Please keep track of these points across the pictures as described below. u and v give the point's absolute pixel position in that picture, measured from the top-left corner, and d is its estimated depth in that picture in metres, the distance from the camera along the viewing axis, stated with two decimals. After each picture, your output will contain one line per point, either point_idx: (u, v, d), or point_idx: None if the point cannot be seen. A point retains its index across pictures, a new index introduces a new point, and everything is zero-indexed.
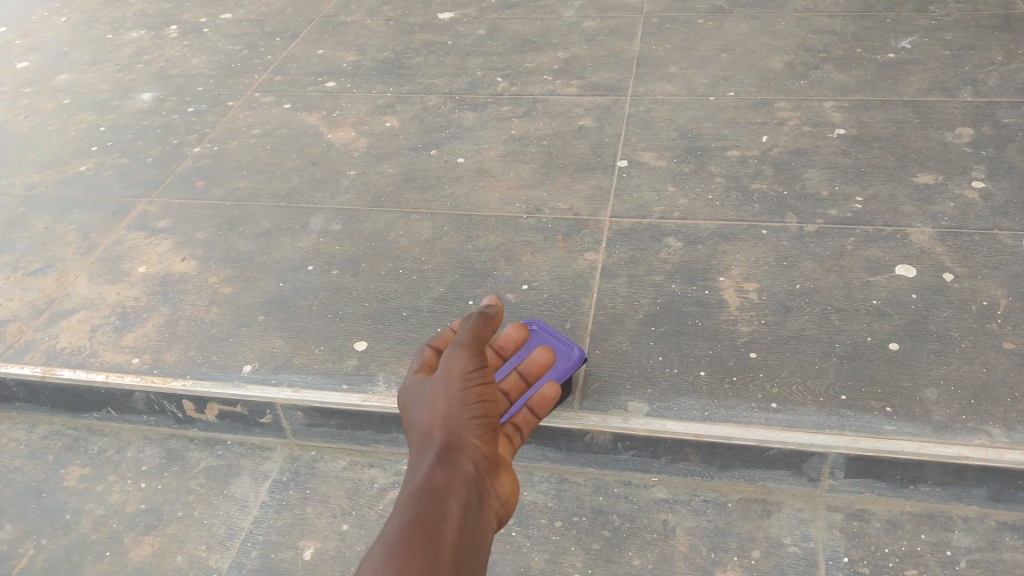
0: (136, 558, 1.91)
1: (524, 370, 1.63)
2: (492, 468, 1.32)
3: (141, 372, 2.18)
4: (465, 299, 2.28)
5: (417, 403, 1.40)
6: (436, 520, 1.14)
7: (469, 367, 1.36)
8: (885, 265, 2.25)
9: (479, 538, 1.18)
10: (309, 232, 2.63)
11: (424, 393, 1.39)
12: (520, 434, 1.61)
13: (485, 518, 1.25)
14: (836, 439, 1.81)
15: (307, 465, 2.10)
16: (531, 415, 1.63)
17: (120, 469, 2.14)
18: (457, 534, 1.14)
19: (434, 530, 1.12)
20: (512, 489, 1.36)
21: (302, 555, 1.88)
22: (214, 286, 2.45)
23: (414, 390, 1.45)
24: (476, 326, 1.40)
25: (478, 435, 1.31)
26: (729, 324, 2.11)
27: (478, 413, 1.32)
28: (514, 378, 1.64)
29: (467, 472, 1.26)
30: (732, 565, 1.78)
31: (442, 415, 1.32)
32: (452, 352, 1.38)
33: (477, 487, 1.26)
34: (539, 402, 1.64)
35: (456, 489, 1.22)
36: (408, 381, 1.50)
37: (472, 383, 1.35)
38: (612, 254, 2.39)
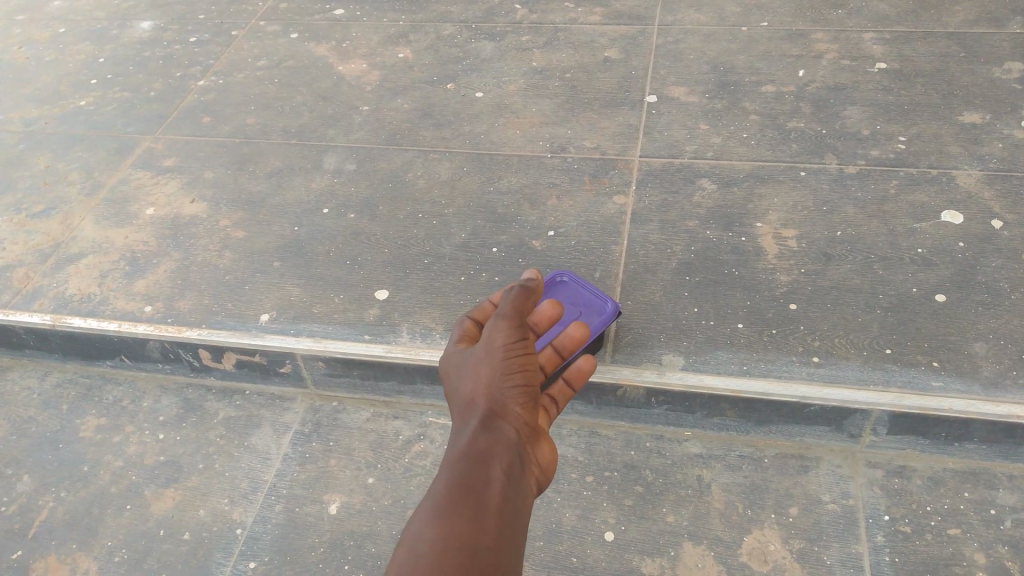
0: (158, 512, 1.87)
1: (559, 344, 1.52)
2: (534, 435, 1.25)
3: (154, 321, 2.10)
4: (489, 245, 2.18)
5: (458, 372, 1.32)
6: (479, 486, 1.08)
7: (512, 338, 1.28)
8: (930, 211, 2.14)
9: (522, 505, 1.11)
10: (324, 172, 2.51)
11: (467, 362, 1.32)
12: (557, 406, 1.48)
13: (527, 486, 1.18)
14: (881, 396, 1.73)
15: (329, 417, 2.04)
16: (567, 387, 1.50)
17: (137, 420, 2.08)
18: (501, 500, 1.07)
19: (478, 496, 1.06)
20: (553, 458, 1.28)
21: (327, 510, 1.83)
22: (226, 229, 2.35)
23: (456, 359, 1.37)
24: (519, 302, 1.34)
25: (520, 402, 1.24)
26: (767, 274, 2.02)
27: (520, 382, 1.24)
28: (548, 353, 1.54)
29: (510, 436, 1.20)
30: (769, 523, 1.74)
31: (484, 381, 1.24)
32: (494, 324, 1.31)
33: (520, 453, 1.19)
34: (575, 373, 1.51)
35: (499, 454, 1.15)
36: (449, 349, 1.43)
37: (515, 354, 1.27)
38: (643, 197, 2.28)
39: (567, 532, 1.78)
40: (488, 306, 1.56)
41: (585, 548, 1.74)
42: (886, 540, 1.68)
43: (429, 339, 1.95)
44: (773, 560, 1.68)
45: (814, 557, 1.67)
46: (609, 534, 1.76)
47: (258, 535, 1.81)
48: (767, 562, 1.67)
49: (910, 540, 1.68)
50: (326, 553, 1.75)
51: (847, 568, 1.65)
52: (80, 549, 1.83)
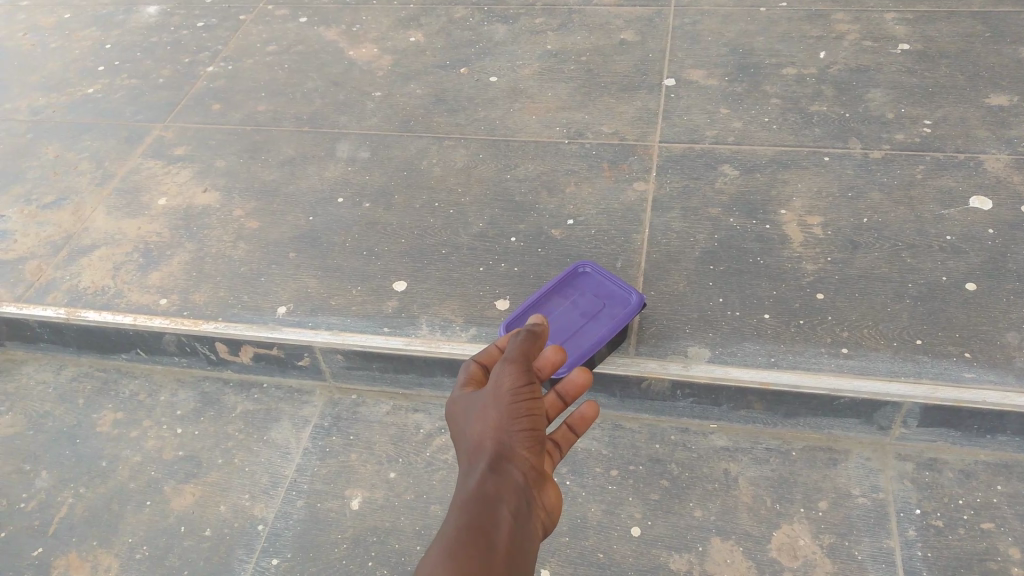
0: (178, 508, 1.85)
1: (562, 390, 1.44)
2: (540, 479, 1.23)
3: (170, 314, 2.07)
4: (508, 235, 2.15)
5: (465, 415, 1.29)
6: (485, 543, 1.05)
7: (519, 384, 1.23)
8: (958, 196, 2.09)
9: (525, 560, 1.09)
10: (337, 159, 2.47)
11: (474, 405, 1.28)
12: (560, 451, 1.45)
13: (532, 536, 1.16)
14: (913, 388, 1.70)
15: (348, 410, 2.02)
16: (570, 432, 1.47)
17: (154, 414, 2.06)
18: (505, 561, 1.05)
19: (484, 555, 1.04)
20: (558, 500, 1.26)
21: (349, 505, 1.81)
22: (239, 220, 2.31)
23: (463, 402, 1.33)
24: (525, 343, 1.28)
25: (527, 449, 1.20)
26: (793, 263, 1.98)
27: (528, 428, 1.20)
28: (550, 398, 1.46)
29: (517, 486, 1.17)
30: (798, 517, 1.71)
31: (491, 428, 1.21)
32: (500, 368, 1.25)
33: (526, 503, 1.16)
34: (577, 419, 1.48)
35: (506, 505, 1.13)
36: (457, 391, 1.39)
37: (522, 399, 1.21)
38: (664, 184, 2.24)
39: (592, 527, 1.75)
40: (494, 346, 1.51)
41: (611, 544, 1.72)
42: (918, 534, 1.66)
43: (450, 332, 1.92)
44: (803, 555, 1.66)
45: (845, 552, 1.65)
46: (635, 529, 1.74)
47: (280, 532, 1.79)
48: (797, 557, 1.65)
49: (942, 534, 1.65)
50: (349, 550, 1.74)
51: (878, 563, 1.63)
52: (101, 546, 1.81)
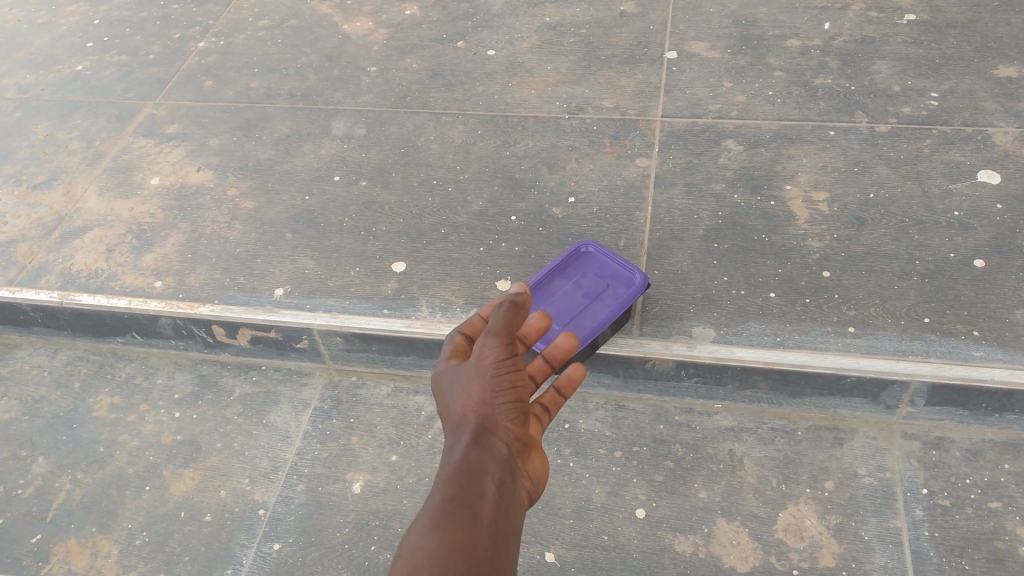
0: (178, 493, 1.84)
1: (547, 354, 1.46)
2: (525, 449, 1.21)
3: (165, 296, 2.04)
4: (508, 213, 2.11)
5: (449, 389, 1.27)
6: (471, 509, 1.03)
7: (501, 355, 1.21)
8: (966, 171, 2.06)
9: (513, 527, 1.08)
10: (332, 137, 2.42)
11: (458, 379, 1.26)
12: (548, 415, 1.42)
13: (518, 505, 1.14)
14: (921, 367, 1.68)
15: (348, 392, 1.99)
16: (559, 395, 1.45)
17: (152, 398, 2.03)
18: (493, 526, 1.03)
19: (469, 521, 1.01)
20: (543, 469, 1.25)
21: (351, 489, 1.80)
22: (234, 199, 2.27)
23: (447, 376, 1.31)
24: (510, 314, 1.24)
25: (512, 419, 1.19)
26: (798, 240, 1.95)
27: (512, 399, 1.19)
28: (537, 362, 1.47)
29: (502, 456, 1.15)
30: (804, 498, 1.70)
31: (474, 400, 1.19)
32: (483, 341, 1.23)
33: (511, 472, 1.15)
34: (564, 382, 1.46)
35: (490, 474, 1.11)
36: (440, 367, 1.37)
37: (504, 371, 1.21)
38: (667, 159, 2.20)
39: (596, 509, 1.74)
40: (474, 317, 1.51)
41: (616, 526, 1.71)
42: (925, 514, 1.65)
43: (450, 314, 1.89)
44: (810, 536, 1.64)
45: (852, 532, 1.64)
46: (640, 511, 1.72)
47: (282, 516, 1.77)
48: (803, 538, 1.64)
49: (949, 514, 1.64)
50: (351, 534, 1.72)
51: (885, 543, 1.62)
52: (100, 532, 1.79)
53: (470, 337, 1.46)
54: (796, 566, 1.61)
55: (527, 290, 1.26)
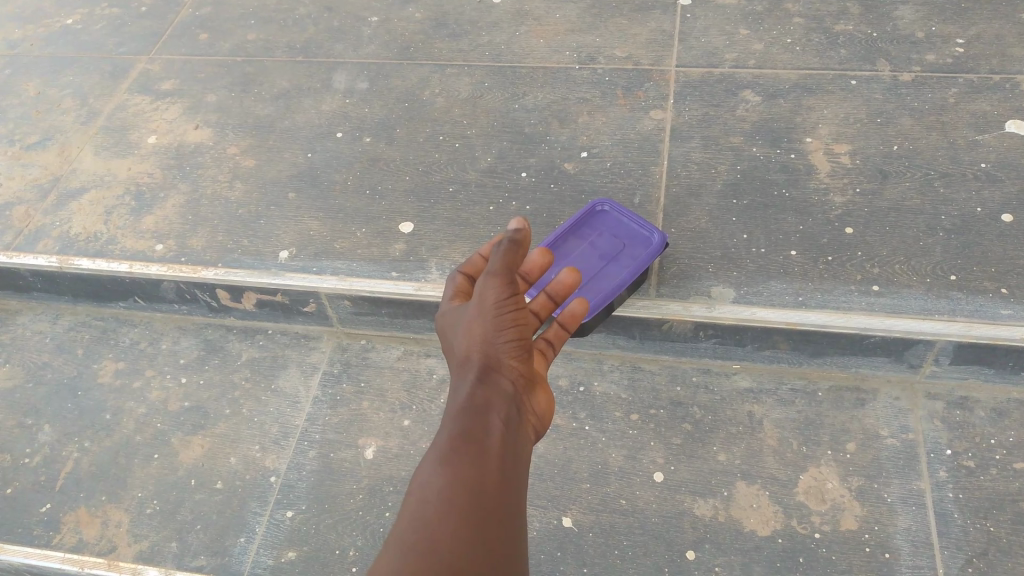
0: (187, 460, 1.81)
1: (550, 291, 1.39)
2: (529, 385, 1.20)
3: (167, 260, 1.98)
4: (518, 170, 2.04)
5: (452, 329, 1.25)
6: (478, 445, 1.05)
7: (502, 295, 1.15)
8: (993, 121, 1.98)
9: (520, 460, 1.09)
10: (334, 91, 2.34)
11: (461, 317, 1.22)
12: (553, 349, 1.42)
13: (524, 439, 1.14)
14: (946, 326, 1.63)
15: (358, 356, 1.95)
16: (562, 330, 1.43)
17: (157, 363, 1.99)
18: (501, 460, 1.04)
19: (477, 457, 1.03)
20: (547, 403, 1.24)
21: (363, 455, 1.77)
22: (234, 158, 2.20)
23: (451, 315, 1.27)
24: (510, 254, 1.14)
25: (515, 356, 1.16)
26: (820, 195, 1.89)
27: (515, 337, 1.15)
28: (540, 299, 1.41)
29: (507, 393, 1.14)
30: (826, 460, 1.67)
31: (477, 339, 1.16)
32: (482, 281, 1.17)
33: (516, 409, 1.14)
34: (568, 316, 1.42)
35: (496, 411, 1.10)
36: (444, 307, 1.34)
37: (507, 310, 1.15)
38: (682, 112, 2.12)
39: (614, 473, 1.71)
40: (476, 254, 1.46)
41: (634, 490, 1.68)
42: (949, 476, 1.62)
43: None
44: (832, 499, 1.62)
45: (874, 495, 1.61)
46: (658, 474, 1.69)
47: (294, 483, 1.74)
48: (825, 501, 1.61)
49: (974, 475, 1.61)
50: (365, 501, 1.69)
51: (909, 506, 1.59)
52: (110, 501, 1.77)
53: (472, 276, 1.42)
54: (818, 529, 1.58)
55: (526, 226, 1.15)
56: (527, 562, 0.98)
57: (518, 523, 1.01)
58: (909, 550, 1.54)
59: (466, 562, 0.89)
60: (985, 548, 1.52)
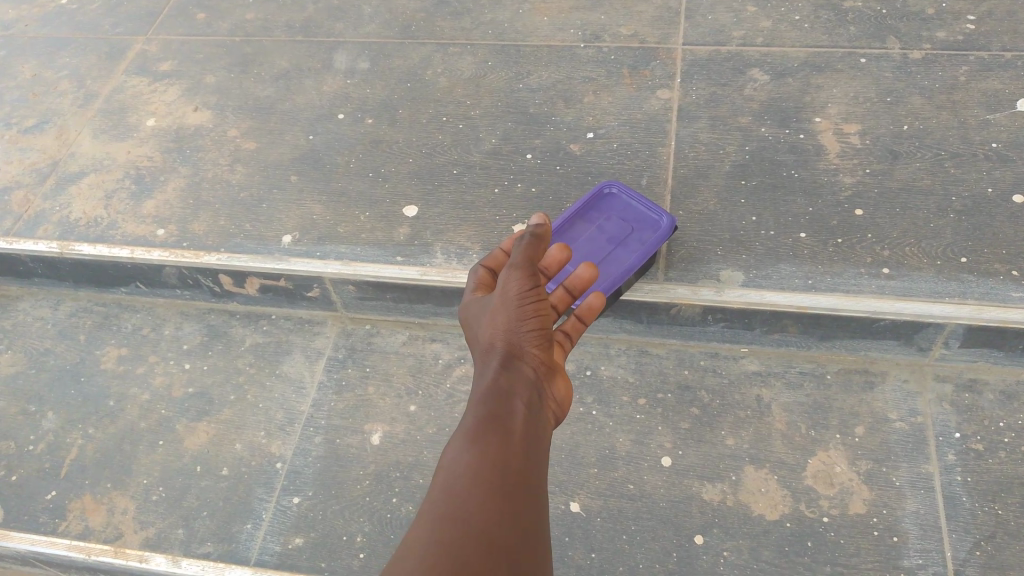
0: (193, 446, 1.80)
1: (568, 285, 1.39)
2: (550, 372, 1.23)
3: (168, 245, 1.96)
4: (523, 151, 2.01)
5: (476, 321, 1.29)
6: (503, 423, 1.08)
7: (525, 287, 1.23)
8: (1005, 99, 1.95)
9: (541, 444, 1.11)
10: (335, 71, 2.30)
11: (484, 308, 1.28)
12: (570, 342, 1.40)
13: (545, 424, 1.17)
14: (957, 309, 1.62)
15: (363, 341, 1.93)
16: (579, 323, 1.42)
17: (160, 349, 1.99)
18: (524, 444, 1.06)
19: (502, 439, 1.05)
20: (568, 392, 1.27)
21: (370, 441, 1.76)
22: (235, 140, 2.17)
23: (475, 307, 1.32)
24: (529, 247, 1.30)
25: (537, 345, 1.21)
26: (829, 176, 1.86)
27: (537, 326, 1.21)
28: (557, 292, 1.41)
29: (528, 380, 1.18)
30: (834, 444, 1.66)
31: (501, 327, 1.21)
32: (506, 273, 1.26)
33: (537, 395, 1.18)
34: (585, 309, 1.42)
35: (518, 395, 1.14)
36: (467, 299, 1.38)
37: (529, 300, 1.22)
38: (689, 91, 2.09)
39: (621, 458, 1.70)
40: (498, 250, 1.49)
41: (642, 474, 1.67)
42: (958, 459, 1.61)
43: (467, 261, 1.82)
44: (840, 483, 1.61)
45: (883, 478, 1.61)
46: (666, 459, 1.69)
47: (300, 469, 1.74)
48: (834, 485, 1.61)
49: (983, 459, 1.60)
50: (372, 486, 1.69)
51: (917, 489, 1.59)
52: (116, 487, 1.77)
53: (493, 272, 1.46)
54: (826, 513, 1.58)
55: (544, 226, 1.33)
56: (549, 541, 1.00)
57: (541, 500, 1.03)
58: (918, 533, 1.54)
59: (495, 533, 0.91)
60: (994, 532, 1.52)
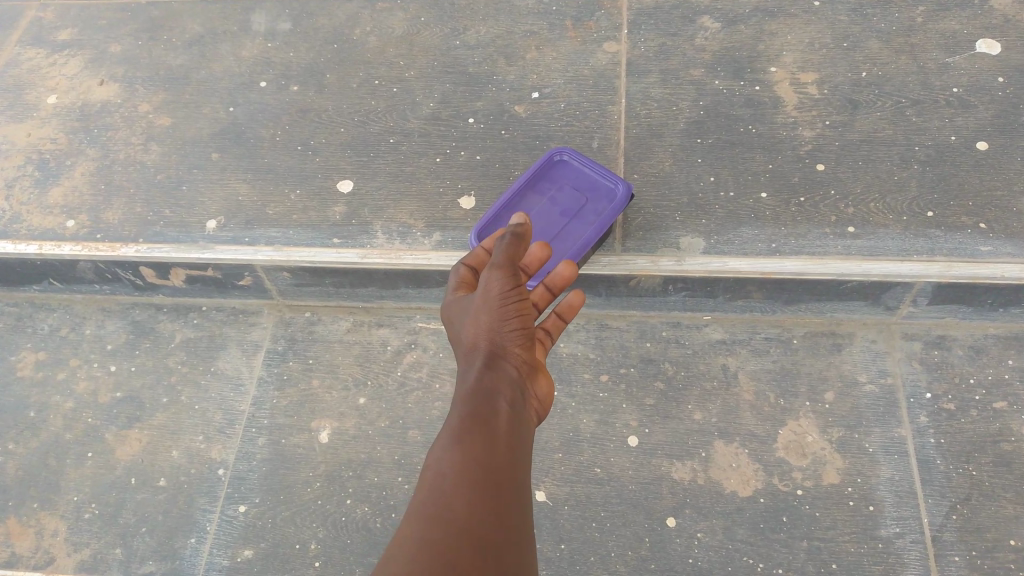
0: (124, 458, 1.68)
1: (548, 282, 1.33)
2: (533, 371, 1.15)
3: (80, 238, 1.79)
4: (464, 116, 1.87)
5: (457, 318, 1.20)
6: (489, 423, 0.98)
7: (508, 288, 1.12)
8: (963, 41, 1.86)
9: (526, 445, 1.02)
10: (254, 34, 2.09)
11: (466, 306, 1.17)
12: (551, 339, 1.33)
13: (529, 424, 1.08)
14: (926, 267, 1.56)
15: (303, 330, 1.80)
16: (559, 320, 1.34)
17: (82, 351, 1.83)
18: (508, 442, 0.97)
19: (487, 436, 0.96)
20: (550, 391, 1.19)
21: (318, 439, 1.65)
22: (146, 116, 1.97)
23: (457, 305, 1.21)
24: (511, 245, 1.14)
25: (521, 344, 1.12)
26: (788, 130, 1.77)
27: (521, 327, 1.11)
28: (537, 290, 1.33)
29: (512, 380, 1.08)
30: (805, 412, 1.60)
31: (483, 328, 1.11)
32: (488, 272, 1.12)
33: (522, 394, 1.08)
34: (566, 307, 1.32)
35: (503, 394, 1.04)
36: (448, 299, 1.27)
37: (512, 300, 1.12)
38: (638, 43, 1.95)
39: (587, 440, 1.62)
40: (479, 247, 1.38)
41: (608, 457, 1.60)
42: (929, 420, 1.57)
43: (411, 240, 1.70)
44: (812, 453, 1.56)
45: (856, 445, 1.56)
46: (633, 438, 1.61)
47: (245, 475, 1.63)
48: (806, 455, 1.55)
49: (954, 419, 1.56)
50: (324, 489, 1.59)
51: (890, 455, 1.54)
52: (44, 507, 1.65)
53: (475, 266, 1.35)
54: (800, 485, 1.53)
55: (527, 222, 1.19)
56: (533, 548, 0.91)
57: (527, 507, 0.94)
58: (893, 500, 1.50)
59: (482, 535, 0.83)
60: (968, 494, 1.49)
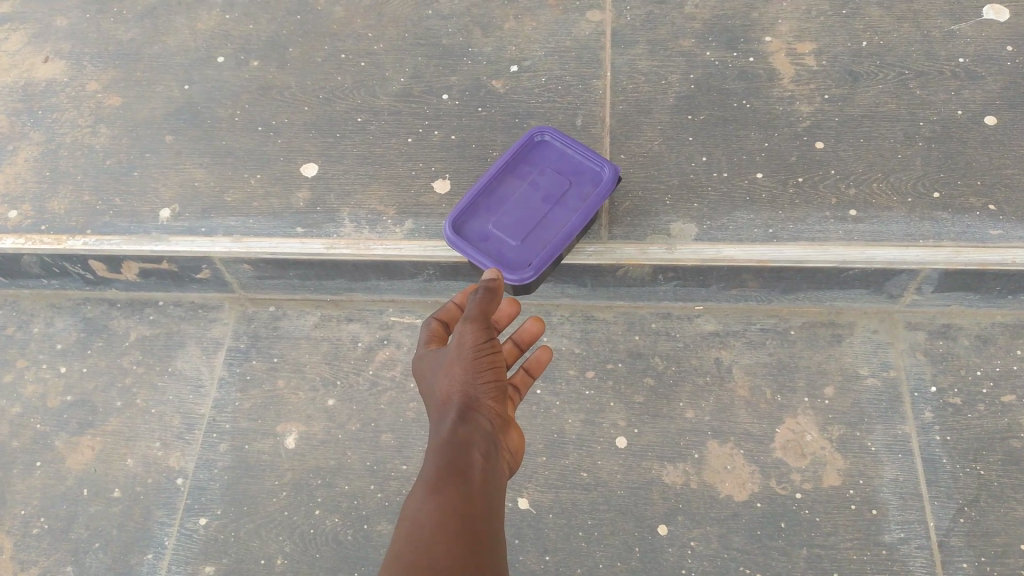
0: (76, 466, 1.57)
1: (517, 337, 1.40)
2: (506, 422, 1.11)
3: (22, 229, 1.66)
4: (436, 92, 1.73)
5: (430, 369, 1.14)
6: (464, 476, 0.95)
7: (481, 338, 1.07)
8: (969, 6, 1.73)
9: (499, 497, 0.99)
10: (209, 4, 1.93)
11: (438, 358, 1.11)
12: (521, 394, 1.36)
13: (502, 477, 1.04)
14: (932, 253, 1.46)
15: (267, 326, 1.68)
16: (527, 375, 1.39)
17: (29, 351, 1.71)
18: (483, 496, 0.94)
19: (462, 491, 0.93)
20: (521, 441, 1.15)
21: (284, 444, 1.54)
22: (94, 95, 1.83)
23: (429, 356, 1.15)
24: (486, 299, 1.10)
25: (493, 397, 1.07)
26: (784, 105, 1.64)
27: (494, 379, 1.06)
28: (507, 346, 1.42)
29: (486, 432, 1.04)
30: (803, 409, 1.50)
31: (455, 378, 1.05)
32: (460, 324, 1.08)
33: (495, 445, 1.04)
34: (533, 362, 1.39)
35: (477, 446, 1.00)
36: (420, 353, 1.21)
37: (484, 352, 1.07)
38: (622, 10, 1.81)
39: (572, 442, 1.52)
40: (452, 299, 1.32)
41: (595, 460, 1.50)
42: (935, 416, 1.48)
43: (380, 229, 1.57)
44: (811, 453, 1.46)
45: (858, 444, 1.46)
46: (621, 439, 1.51)
47: (206, 485, 1.52)
48: (805, 456, 1.46)
49: (961, 414, 1.47)
50: (291, 498, 1.49)
51: (894, 454, 1.45)
52: None
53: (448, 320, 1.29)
54: (799, 488, 1.43)
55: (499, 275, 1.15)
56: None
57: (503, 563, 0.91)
58: (897, 503, 1.41)
59: None
60: (977, 495, 1.40)
